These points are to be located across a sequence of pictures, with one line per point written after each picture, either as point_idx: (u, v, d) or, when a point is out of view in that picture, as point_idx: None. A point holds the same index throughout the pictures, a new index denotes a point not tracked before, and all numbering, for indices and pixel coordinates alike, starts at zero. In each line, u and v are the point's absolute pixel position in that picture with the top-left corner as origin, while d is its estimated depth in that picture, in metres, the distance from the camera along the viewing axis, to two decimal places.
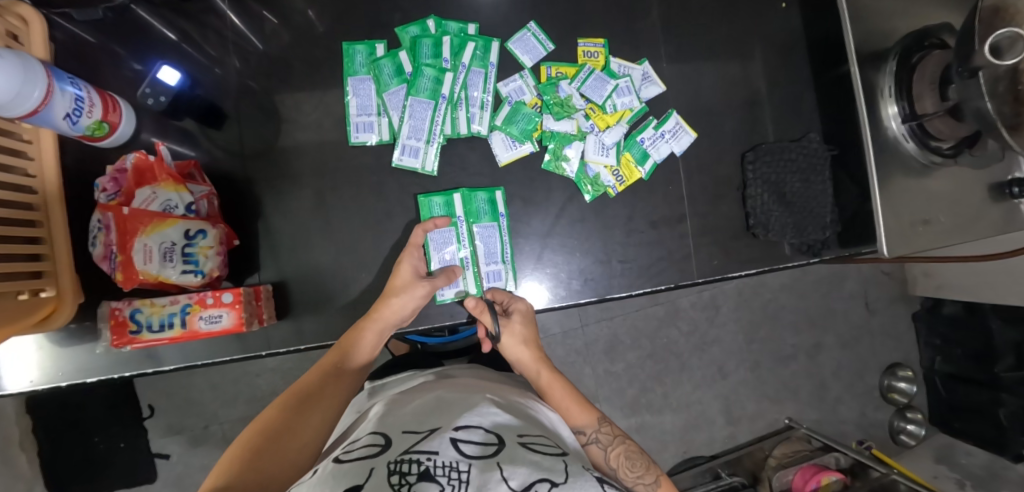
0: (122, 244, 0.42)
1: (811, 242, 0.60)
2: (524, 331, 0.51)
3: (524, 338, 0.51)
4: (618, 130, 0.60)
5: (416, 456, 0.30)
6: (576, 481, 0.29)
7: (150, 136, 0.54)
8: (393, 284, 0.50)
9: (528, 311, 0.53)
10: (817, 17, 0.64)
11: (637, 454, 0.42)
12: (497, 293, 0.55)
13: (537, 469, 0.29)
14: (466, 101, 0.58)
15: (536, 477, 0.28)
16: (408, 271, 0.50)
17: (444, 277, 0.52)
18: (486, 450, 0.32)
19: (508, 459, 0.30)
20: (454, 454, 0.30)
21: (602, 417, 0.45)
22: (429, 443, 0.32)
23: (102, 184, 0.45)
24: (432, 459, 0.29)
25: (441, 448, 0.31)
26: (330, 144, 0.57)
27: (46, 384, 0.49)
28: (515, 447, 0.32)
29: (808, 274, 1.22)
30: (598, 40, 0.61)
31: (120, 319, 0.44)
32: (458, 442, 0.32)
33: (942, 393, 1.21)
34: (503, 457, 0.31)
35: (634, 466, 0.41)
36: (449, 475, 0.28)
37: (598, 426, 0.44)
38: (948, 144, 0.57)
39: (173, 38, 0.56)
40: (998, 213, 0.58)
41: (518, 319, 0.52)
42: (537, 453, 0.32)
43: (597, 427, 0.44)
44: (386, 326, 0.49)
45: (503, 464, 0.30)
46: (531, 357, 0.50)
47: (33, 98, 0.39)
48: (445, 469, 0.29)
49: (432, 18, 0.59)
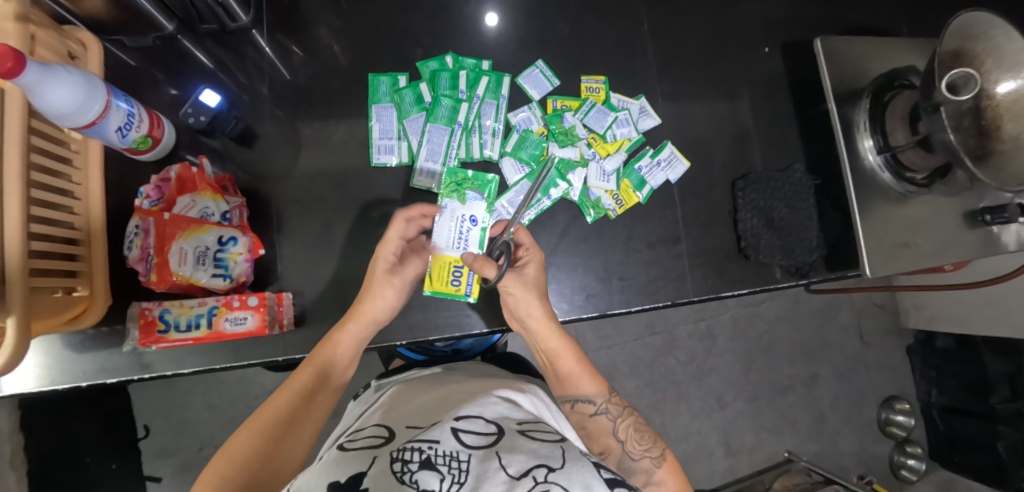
0: (159, 246, 0.46)
1: (799, 264, 0.64)
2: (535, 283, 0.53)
3: (540, 292, 0.53)
4: (618, 158, 0.66)
5: (419, 445, 0.34)
6: (571, 466, 0.33)
7: (186, 153, 0.58)
8: (373, 291, 0.51)
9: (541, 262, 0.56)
10: (794, 64, 0.71)
11: (644, 427, 0.48)
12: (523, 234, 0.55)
13: (535, 456, 0.33)
14: (479, 128, 0.63)
15: (532, 463, 0.32)
16: (386, 272, 0.52)
17: (412, 267, 0.54)
18: (485, 442, 0.35)
19: (506, 450, 0.34)
20: (455, 444, 0.34)
21: (609, 390, 0.51)
22: (433, 434, 0.36)
23: (145, 191, 0.48)
24: (434, 448, 0.34)
25: (442, 439, 0.35)
26: (350, 164, 0.62)
27: (68, 384, 0.51)
28: (512, 439, 0.36)
29: (802, 305, 1.25)
30: (600, 77, 0.67)
31: (149, 319, 0.48)
32: (458, 434, 0.36)
33: (940, 426, 1.21)
34: (500, 447, 0.35)
35: (642, 439, 0.46)
36: (450, 463, 0.32)
37: (608, 397, 0.50)
38: (921, 175, 0.63)
39: (209, 66, 0.61)
40: (975, 237, 0.64)
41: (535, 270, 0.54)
42: (534, 444, 0.36)
43: (606, 399, 0.50)
44: (359, 330, 0.50)
45: (501, 452, 0.34)
46: (542, 314, 0.53)
47: (93, 111, 0.43)
48: (445, 457, 0.33)
49: (450, 55, 0.65)
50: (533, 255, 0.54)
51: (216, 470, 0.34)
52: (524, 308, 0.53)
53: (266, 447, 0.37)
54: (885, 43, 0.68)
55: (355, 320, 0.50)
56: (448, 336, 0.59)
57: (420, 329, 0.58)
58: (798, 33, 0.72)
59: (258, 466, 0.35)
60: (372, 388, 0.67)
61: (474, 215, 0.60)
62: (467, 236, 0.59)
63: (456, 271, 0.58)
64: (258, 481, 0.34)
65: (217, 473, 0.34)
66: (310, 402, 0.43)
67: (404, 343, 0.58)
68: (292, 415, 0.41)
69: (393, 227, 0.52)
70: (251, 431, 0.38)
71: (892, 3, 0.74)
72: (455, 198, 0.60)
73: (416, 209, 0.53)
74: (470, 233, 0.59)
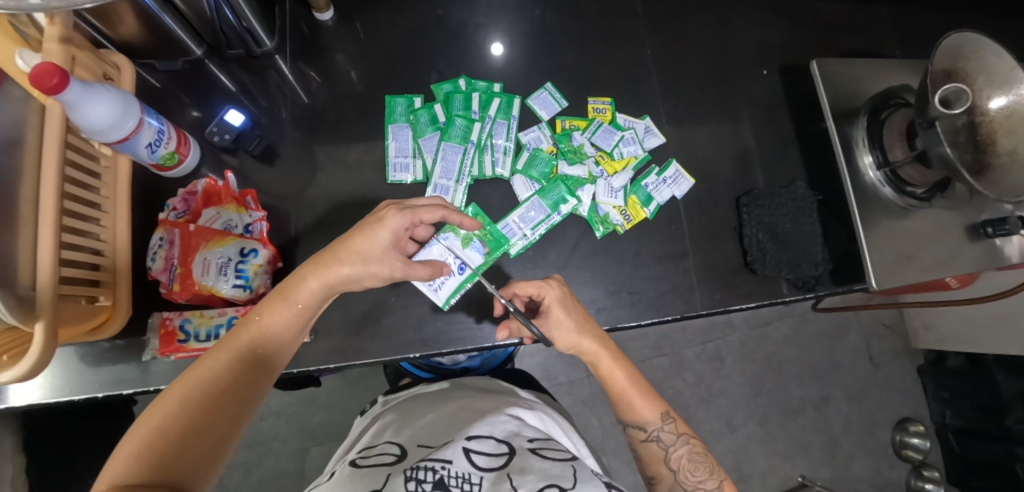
0: (183, 257, 0.47)
1: (805, 279, 0.65)
2: (567, 319, 0.51)
3: (575, 326, 0.51)
4: (625, 176, 0.67)
5: (432, 463, 0.35)
6: (583, 486, 0.34)
7: (208, 171, 0.59)
8: (358, 250, 0.43)
9: (561, 295, 0.52)
10: (792, 86, 0.74)
11: (701, 456, 0.49)
12: (528, 285, 0.51)
13: (547, 476, 0.34)
14: (491, 147, 0.65)
15: (544, 484, 0.33)
16: (388, 240, 0.44)
17: (424, 269, 0.48)
18: (496, 463, 0.37)
19: (517, 470, 0.35)
20: (466, 464, 0.36)
21: (666, 414, 0.51)
22: (445, 453, 0.37)
23: (173, 203, 0.50)
24: (447, 467, 0.35)
25: (454, 458, 0.36)
26: (365, 180, 0.63)
27: (82, 395, 0.51)
28: (524, 458, 0.37)
29: (809, 325, 1.24)
30: (606, 99, 0.70)
31: (169, 329, 0.49)
32: (470, 453, 0.37)
33: (956, 450, 1.18)
34: (512, 468, 0.36)
35: (696, 470, 0.47)
36: (462, 485, 0.33)
37: (661, 424, 0.50)
38: (922, 190, 0.65)
39: (234, 89, 0.64)
40: (977, 251, 0.66)
41: (561, 312, 0.51)
42: (546, 463, 0.37)
43: (659, 427, 0.50)
44: (327, 290, 0.43)
45: (513, 474, 0.35)
46: (592, 342, 0.52)
47: (126, 128, 0.45)
48: (458, 479, 0.34)
49: (462, 78, 0.68)
50: (548, 295, 0.51)
51: (138, 444, 0.30)
52: (566, 346, 0.53)
53: (196, 420, 0.33)
54: (880, 65, 0.71)
55: (324, 279, 0.42)
56: (461, 349, 0.59)
57: (432, 342, 0.59)
58: (795, 57, 0.75)
59: (190, 441, 0.32)
60: (378, 404, 0.68)
61: (465, 263, 0.61)
62: (446, 280, 0.59)
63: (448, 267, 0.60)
64: (185, 461, 0.31)
65: (136, 446, 0.30)
66: (256, 370, 0.38)
67: (418, 356, 0.58)
68: (234, 388, 0.36)
69: (430, 211, 0.47)
70: (182, 400, 0.33)
71: (884, 29, 0.78)
72: (460, 237, 0.62)
73: (460, 216, 0.49)
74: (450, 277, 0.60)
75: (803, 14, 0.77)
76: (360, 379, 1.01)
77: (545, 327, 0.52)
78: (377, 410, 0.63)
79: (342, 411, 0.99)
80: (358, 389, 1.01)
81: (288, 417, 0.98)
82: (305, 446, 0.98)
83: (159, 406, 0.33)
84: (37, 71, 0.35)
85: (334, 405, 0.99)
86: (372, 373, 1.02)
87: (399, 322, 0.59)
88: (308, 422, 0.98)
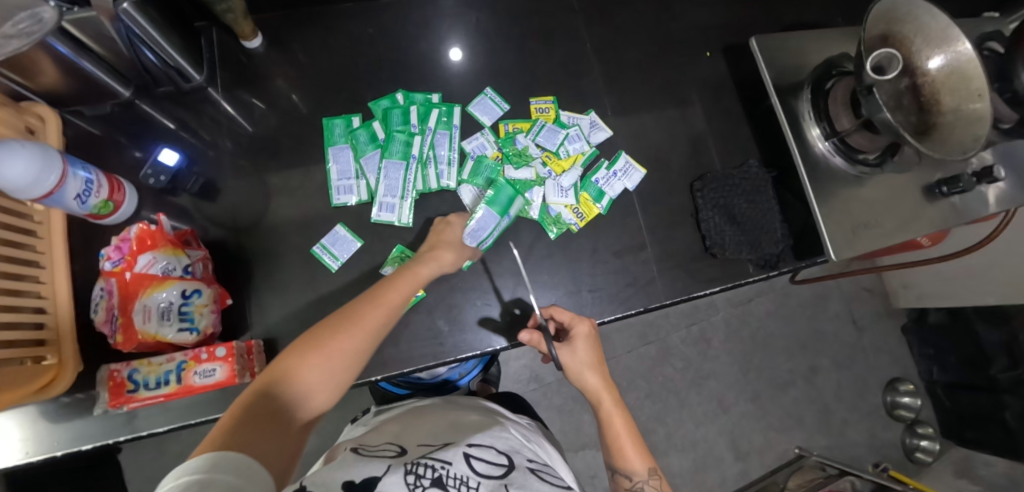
0: (123, 307, 0.46)
1: (767, 257, 0.65)
2: (586, 355, 0.56)
3: (589, 363, 0.55)
4: (573, 173, 0.67)
5: (433, 461, 0.35)
6: None
7: (150, 213, 0.58)
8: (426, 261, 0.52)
9: (589, 331, 0.56)
10: (736, 65, 0.74)
11: None
12: (559, 312, 0.56)
13: None
14: (434, 159, 0.65)
15: None
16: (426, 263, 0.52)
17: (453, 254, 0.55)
18: (495, 473, 0.37)
19: (517, 485, 0.35)
20: (467, 468, 0.36)
21: (654, 470, 0.50)
22: (446, 454, 0.37)
23: (107, 252, 0.48)
24: (446, 468, 0.35)
25: (455, 461, 0.36)
26: (313, 205, 0.63)
27: (40, 456, 0.49)
28: (525, 476, 0.38)
29: (791, 298, 1.24)
30: (548, 98, 0.70)
31: (118, 381, 0.48)
32: (470, 459, 0.37)
33: (947, 403, 1.19)
34: (510, 481, 0.36)
35: None
36: (460, 486, 0.33)
37: (647, 478, 0.50)
38: (873, 155, 0.65)
39: (171, 126, 0.63)
40: (934, 212, 0.66)
41: (582, 347, 0.55)
42: (544, 486, 0.37)
43: (645, 478, 0.50)
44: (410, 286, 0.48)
45: (512, 487, 0.35)
46: (599, 383, 0.55)
47: (49, 182, 0.44)
48: (456, 480, 0.34)
49: (400, 92, 0.67)
50: (578, 328, 0.55)
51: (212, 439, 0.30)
52: (577, 380, 0.55)
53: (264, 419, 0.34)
54: (819, 35, 0.71)
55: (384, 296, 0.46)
56: (423, 367, 0.58)
57: (394, 362, 0.58)
58: (736, 36, 0.75)
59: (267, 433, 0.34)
60: (371, 412, 0.67)
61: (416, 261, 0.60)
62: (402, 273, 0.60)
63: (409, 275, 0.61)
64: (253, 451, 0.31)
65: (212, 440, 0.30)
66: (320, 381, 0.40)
67: (380, 378, 0.57)
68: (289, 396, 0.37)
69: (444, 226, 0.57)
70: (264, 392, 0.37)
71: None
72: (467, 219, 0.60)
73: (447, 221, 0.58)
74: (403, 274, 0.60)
75: None
76: (345, 402, 1.01)
77: (564, 355, 0.55)
78: (370, 421, 0.62)
79: (331, 435, 0.99)
80: (344, 412, 1.00)
81: None
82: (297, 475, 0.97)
83: (231, 411, 0.34)
84: None
85: (322, 430, 0.99)
86: (357, 393, 1.02)
87: None
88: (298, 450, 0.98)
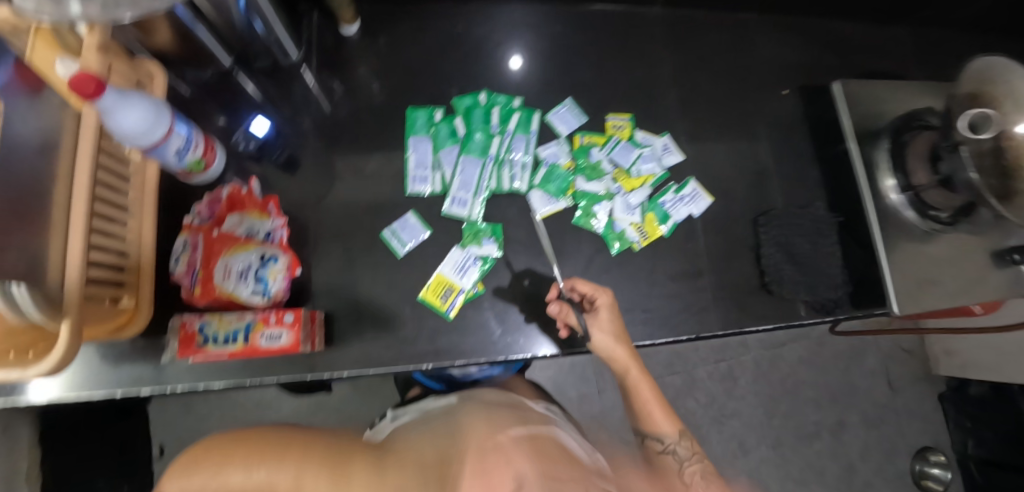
0: (205, 262, 0.48)
1: (824, 301, 0.64)
2: (612, 325, 0.53)
3: (615, 332, 0.53)
4: (642, 192, 0.67)
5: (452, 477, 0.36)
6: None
7: (232, 178, 0.61)
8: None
9: (612, 303, 0.54)
10: (813, 106, 0.74)
11: (714, 475, 0.50)
12: (580, 285, 0.54)
13: None
14: (509, 161, 0.66)
15: None
16: None
17: None
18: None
19: None
20: None
21: (683, 432, 0.53)
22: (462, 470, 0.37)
23: (198, 208, 0.51)
24: None
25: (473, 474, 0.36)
26: (384, 190, 0.64)
27: (102, 391, 0.52)
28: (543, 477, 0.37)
29: (826, 348, 1.21)
30: (624, 115, 0.70)
31: (189, 332, 0.49)
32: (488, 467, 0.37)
33: (980, 480, 1.14)
34: None
35: None
36: None
37: (678, 440, 0.52)
38: (946, 214, 0.63)
39: (258, 99, 0.66)
40: (1004, 278, 0.64)
41: (608, 316, 0.53)
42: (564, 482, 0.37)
43: (677, 440, 0.52)
44: None
45: None
46: (624, 353, 0.53)
47: (156, 135, 0.46)
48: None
49: (483, 92, 0.69)
50: (602, 300, 0.53)
51: None
52: (601, 351, 0.54)
53: None
54: (902, 88, 0.70)
55: None
56: (475, 362, 0.58)
57: (445, 354, 0.58)
58: (815, 78, 0.75)
59: None
60: (387, 417, 0.66)
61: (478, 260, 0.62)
62: (467, 271, 0.61)
63: (445, 292, 0.60)
64: None
65: None
66: None
67: (430, 368, 0.58)
68: None
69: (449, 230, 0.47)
70: None
71: (906, 51, 0.77)
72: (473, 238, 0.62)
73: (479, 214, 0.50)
74: (471, 270, 0.61)
75: (823, 36, 0.76)
76: (371, 388, 1.01)
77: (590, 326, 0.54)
78: (390, 424, 0.62)
79: (351, 420, 0.99)
80: (368, 397, 1.00)
81: (298, 422, 0.99)
82: None
83: None
84: (74, 79, 0.36)
85: (343, 412, 0.99)
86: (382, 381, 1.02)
87: (414, 332, 0.59)
88: (317, 428, 0.99)
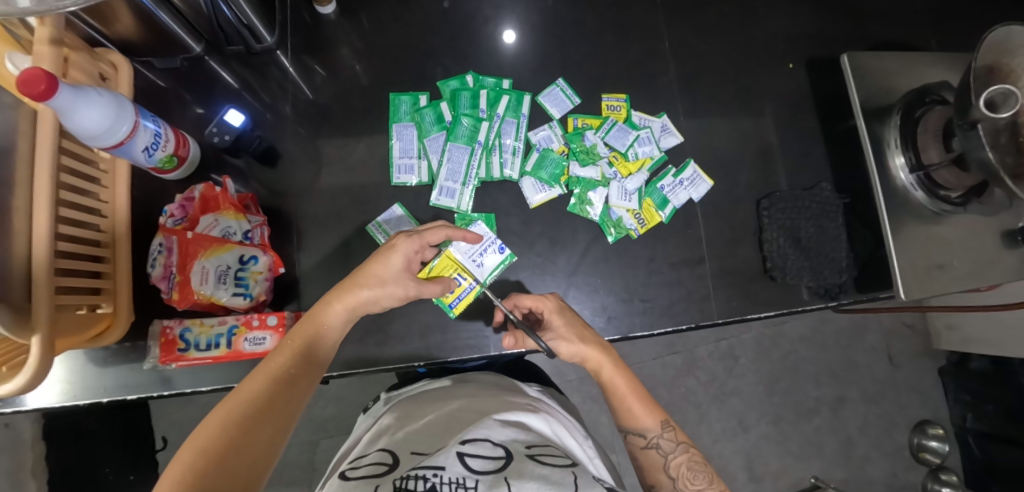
0: (181, 265, 0.46)
1: (828, 286, 0.62)
2: (567, 324, 0.51)
3: (575, 333, 0.50)
4: (639, 177, 0.64)
5: (423, 471, 0.29)
6: None
7: (211, 173, 0.58)
8: (374, 274, 0.44)
9: (559, 305, 0.52)
10: (820, 79, 0.69)
11: (700, 465, 0.46)
12: (523, 299, 0.52)
13: (547, 482, 0.28)
14: (499, 147, 0.63)
15: None
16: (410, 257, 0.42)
17: None
18: (494, 466, 0.30)
19: (516, 473, 0.29)
20: (461, 468, 0.29)
21: (666, 422, 0.48)
22: (437, 458, 0.31)
23: (170, 209, 0.49)
24: (438, 473, 0.28)
25: (448, 463, 0.30)
26: (369, 180, 0.61)
27: (89, 398, 0.51)
28: (523, 461, 0.31)
29: (827, 325, 1.20)
30: (620, 95, 0.67)
31: (169, 338, 0.49)
32: (464, 456, 0.31)
33: (977, 453, 1.14)
34: (509, 471, 0.29)
35: (697, 478, 0.45)
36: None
37: (661, 431, 0.48)
38: (956, 193, 0.60)
39: (235, 86, 0.62)
40: (1013, 259, 0.62)
41: (558, 319, 0.51)
42: (545, 468, 0.31)
43: (659, 433, 0.48)
44: None
45: (512, 477, 0.28)
46: (593, 349, 0.50)
47: (121, 132, 0.43)
48: (450, 486, 0.27)
49: (470, 74, 0.65)
50: (546, 307, 0.52)
51: None
52: (571, 354, 0.51)
53: None
54: (915, 59, 0.66)
55: None
56: (468, 358, 0.57)
57: (438, 350, 0.57)
58: (824, 49, 0.70)
59: None
60: (383, 399, 0.64)
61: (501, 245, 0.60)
62: (485, 256, 0.60)
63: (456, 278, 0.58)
64: None
65: None
66: None
67: (422, 364, 0.57)
68: None
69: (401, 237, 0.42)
70: None
71: (920, 16, 0.72)
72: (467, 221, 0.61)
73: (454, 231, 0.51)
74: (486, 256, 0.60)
75: (832, 3, 0.72)
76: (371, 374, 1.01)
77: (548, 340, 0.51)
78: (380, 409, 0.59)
79: (352, 406, 1.00)
80: (369, 384, 1.00)
81: None
82: (315, 439, 0.98)
83: None
84: (24, 76, 0.33)
85: (343, 399, 0.99)
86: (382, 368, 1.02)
87: (405, 329, 0.57)
88: (319, 415, 0.99)
